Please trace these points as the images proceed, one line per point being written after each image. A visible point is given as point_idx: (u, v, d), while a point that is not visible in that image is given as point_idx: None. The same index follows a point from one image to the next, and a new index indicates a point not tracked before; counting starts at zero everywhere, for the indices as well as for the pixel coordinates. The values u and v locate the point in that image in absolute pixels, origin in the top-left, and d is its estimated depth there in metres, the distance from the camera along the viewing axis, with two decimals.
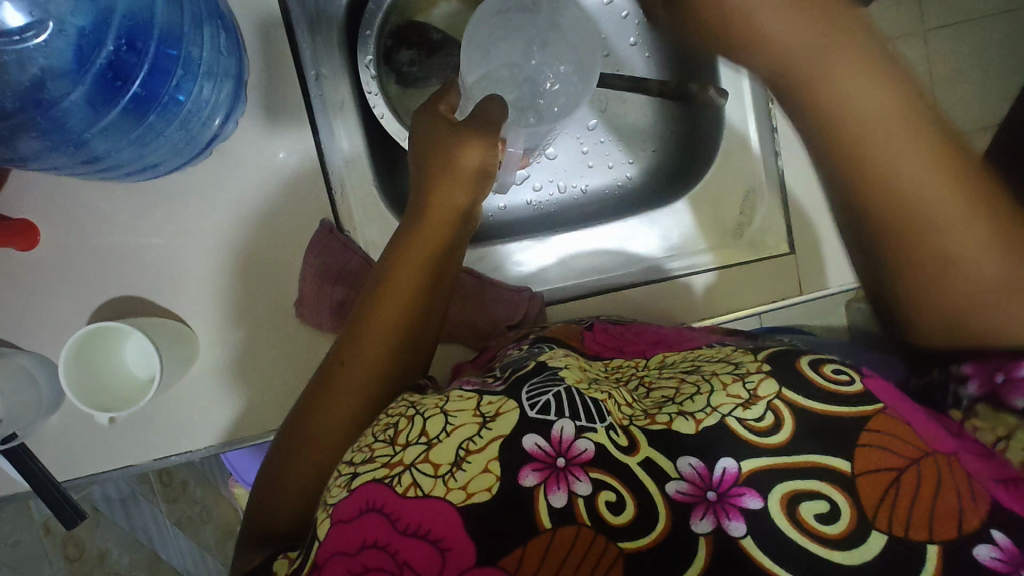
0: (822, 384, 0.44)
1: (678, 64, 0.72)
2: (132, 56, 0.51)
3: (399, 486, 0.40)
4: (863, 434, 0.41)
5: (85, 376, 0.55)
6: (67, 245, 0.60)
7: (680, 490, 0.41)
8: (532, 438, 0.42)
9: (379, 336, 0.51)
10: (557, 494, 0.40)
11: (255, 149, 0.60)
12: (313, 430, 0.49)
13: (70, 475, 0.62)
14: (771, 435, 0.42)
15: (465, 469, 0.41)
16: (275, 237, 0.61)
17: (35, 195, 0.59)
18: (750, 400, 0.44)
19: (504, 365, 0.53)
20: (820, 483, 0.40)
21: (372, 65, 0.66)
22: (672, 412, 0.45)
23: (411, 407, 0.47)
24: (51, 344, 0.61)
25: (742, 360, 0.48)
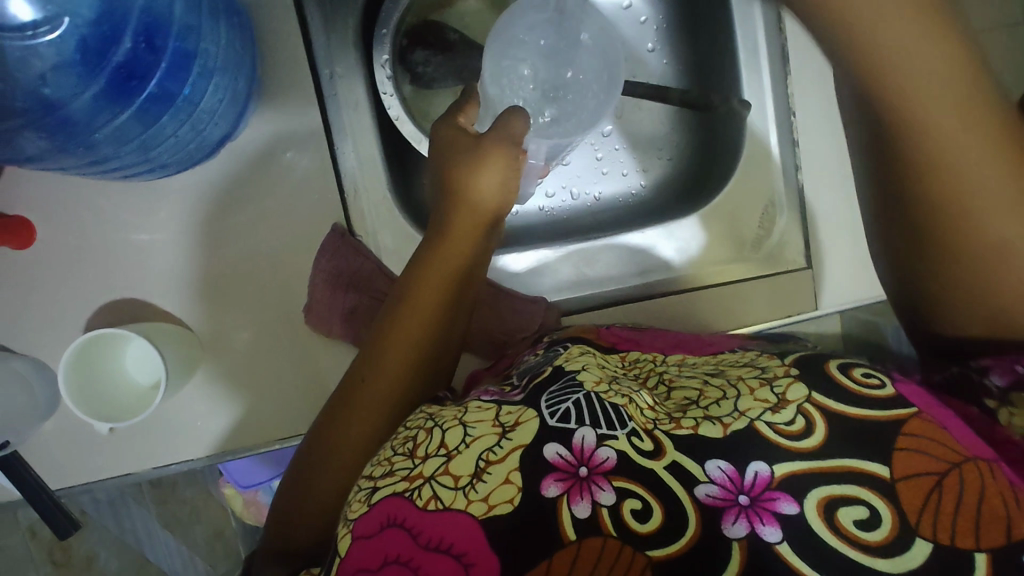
0: (853, 389, 0.42)
1: (696, 72, 0.71)
2: (149, 55, 0.49)
3: (419, 499, 0.40)
4: (902, 437, 0.39)
5: (86, 383, 0.53)
6: (66, 243, 0.57)
7: (710, 494, 0.40)
8: (552, 448, 0.41)
9: (402, 348, 0.49)
10: (581, 505, 0.39)
11: (267, 149, 0.58)
12: (335, 447, 0.47)
13: (61, 484, 0.60)
14: (801, 440, 0.41)
15: (486, 481, 0.41)
16: (285, 238, 0.59)
17: (32, 192, 0.56)
18: (779, 404, 0.43)
19: (521, 371, 0.53)
20: (857, 488, 0.39)
21: (388, 65, 0.63)
22: (698, 417, 0.44)
23: (430, 419, 0.46)
24: (46, 347, 0.58)
25: (768, 364, 0.47)
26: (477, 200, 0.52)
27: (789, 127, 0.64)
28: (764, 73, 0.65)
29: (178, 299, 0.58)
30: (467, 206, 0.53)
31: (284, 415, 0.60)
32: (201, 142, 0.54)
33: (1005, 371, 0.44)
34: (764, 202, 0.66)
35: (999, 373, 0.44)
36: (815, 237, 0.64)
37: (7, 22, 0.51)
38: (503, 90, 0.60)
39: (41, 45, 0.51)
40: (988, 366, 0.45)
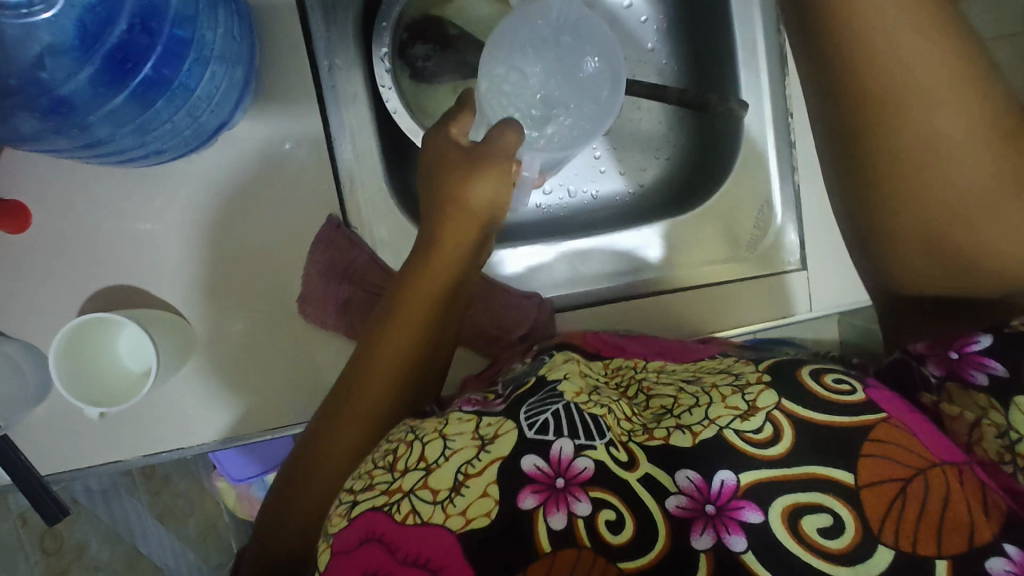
0: (824, 395, 0.43)
1: (695, 72, 0.71)
2: (144, 39, 0.48)
3: (398, 514, 0.40)
4: (867, 445, 0.40)
5: (76, 369, 0.53)
6: (60, 229, 0.57)
7: (679, 505, 0.40)
8: (530, 459, 0.41)
9: (385, 365, 0.50)
10: (556, 516, 0.39)
11: (264, 139, 0.58)
12: (316, 462, 0.48)
13: (52, 468, 0.60)
14: (768, 448, 0.41)
15: (465, 494, 0.41)
16: (279, 230, 0.59)
17: (28, 177, 0.57)
18: (748, 412, 0.43)
19: (508, 380, 0.53)
20: (821, 495, 0.39)
21: (388, 58, 0.64)
22: (670, 426, 0.44)
23: (411, 431, 0.46)
24: (39, 332, 0.58)
25: (742, 371, 0.48)
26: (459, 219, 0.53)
27: (786, 129, 0.65)
28: (763, 74, 0.65)
29: (172, 288, 0.58)
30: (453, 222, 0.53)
31: (274, 407, 0.60)
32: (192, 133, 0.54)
33: (941, 361, 0.46)
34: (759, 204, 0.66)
35: (936, 364, 0.46)
36: (809, 241, 0.65)
37: None
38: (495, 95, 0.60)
39: (38, 25, 0.50)
40: (926, 356, 0.47)
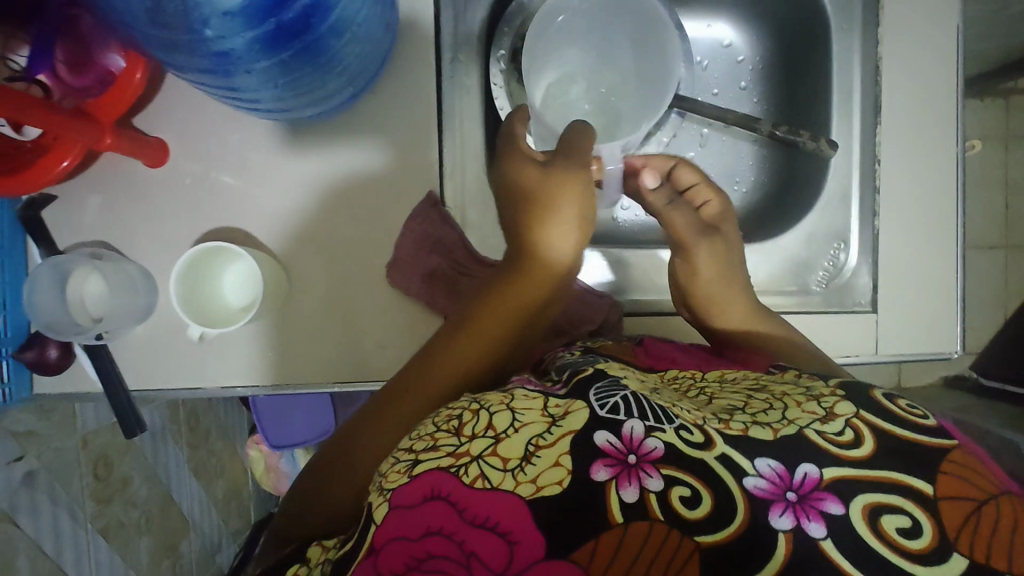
0: (900, 414, 0.42)
1: (783, 113, 0.75)
2: (308, 24, 0.50)
3: (466, 476, 0.39)
4: (946, 462, 0.39)
5: (192, 292, 0.60)
6: (189, 167, 0.63)
7: (758, 486, 0.39)
8: (602, 436, 0.41)
9: (463, 356, 0.53)
10: (629, 489, 0.39)
11: (383, 116, 0.64)
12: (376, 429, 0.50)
13: (137, 384, 0.64)
14: (851, 450, 0.40)
15: (535, 464, 0.40)
16: (381, 197, 0.64)
17: (171, 118, 0.63)
18: (827, 416, 0.43)
19: (560, 368, 0.54)
20: (901, 498, 0.38)
21: (503, 60, 0.70)
22: (746, 421, 0.43)
23: (475, 401, 0.46)
24: (152, 257, 0.64)
25: (813, 384, 0.48)
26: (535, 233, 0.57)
27: (872, 175, 0.67)
28: (855, 120, 0.68)
29: (278, 235, 0.63)
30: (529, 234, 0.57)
31: (348, 360, 0.64)
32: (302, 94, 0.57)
33: None
34: (833, 239, 0.69)
35: None
36: (881, 285, 0.67)
37: None
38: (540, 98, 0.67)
39: None
40: None
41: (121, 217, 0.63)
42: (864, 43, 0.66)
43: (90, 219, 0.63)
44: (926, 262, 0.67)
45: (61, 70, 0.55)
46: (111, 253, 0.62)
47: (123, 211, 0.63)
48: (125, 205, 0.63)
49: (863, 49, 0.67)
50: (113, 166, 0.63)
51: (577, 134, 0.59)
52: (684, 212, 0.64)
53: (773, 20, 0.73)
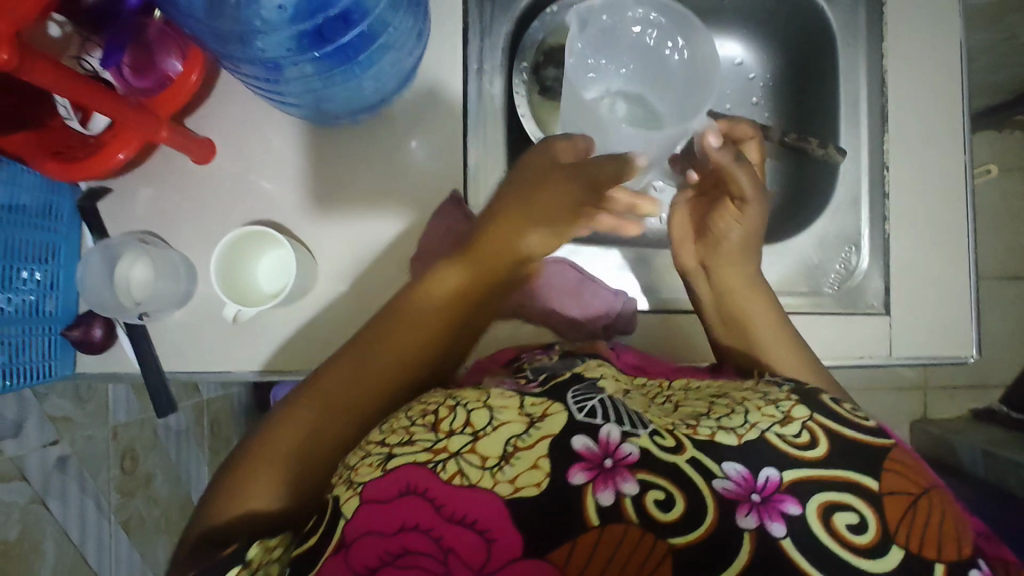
0: (844, 414, 0.44)
1: (795, 125, 0.78)
2: (345, 25, 0.57)
3: (443, 473, 0.39)
4: (887, 461, 0.41)
5: (230, 273, 0.65)
6: (232, 164, 0.69)
7: (725, 488, 0.39)
8: (579, 440, 0.41)
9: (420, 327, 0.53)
10: (605, 492, 0.38)
11: (413, 118, 0.68)
12: (323, 391, 0.49)
13: (171, 365, 0.68)
14: (810, 450, 0.41)
15: (513, 465, 0.40)
16: (409, 193, 0.68)
17: (218, 119, 0.69)
18: (785, 419, 0.44)
19: (535, 368, 0.54)
20: (848, 492, 0.39)
21: (525, 71, 0.75)
22: (713, 426, 0.44)
23: (451, 399, 0.46)
24: (192, 247, 0.68)
25: (771, 390, 0.49)
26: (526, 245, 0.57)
27: (881, 180, 0.69)
28: (863, 128, 0.70)
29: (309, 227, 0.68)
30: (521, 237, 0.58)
31: None
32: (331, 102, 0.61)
33: None
34: (843, 242, 0.71)
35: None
36: (894, 288, 0.68)
37: None
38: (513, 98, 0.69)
39: None
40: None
41: (168, 209, 0.68)
42: (870, 56, 0.70)
43: (140, 210, 0.68)
44: (938, 266, 0.68)
45: (126, 72, 0.62)
46: (155, 238, 0.67)
47: (169, 203, 0.68)
48: (172, 198, 0.68)
49: (868, 61, 0.70)
50: (164, 162, 0.68)
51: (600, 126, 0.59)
52: (748, 170, 0.64)
53: (782, 38, 0.77)
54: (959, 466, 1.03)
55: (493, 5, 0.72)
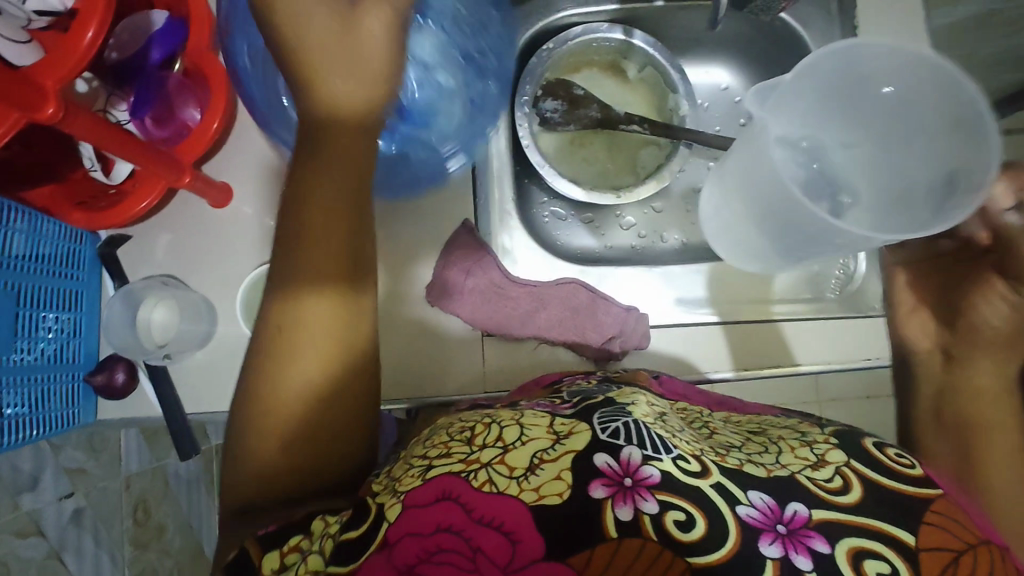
0: (888, 464, 0.45)
1: None
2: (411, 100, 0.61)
3: (475, 481, 0.42)
4: (929, 513, 0.42)
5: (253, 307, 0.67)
6: (249, 206, 0.71)
7: (750, 515, 0.41)
8: (602, 457, 0.42)
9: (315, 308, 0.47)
10: (623, 508, 0.40)
11: None
12: (273, 395, 0.46)
13: (195, 407, 0.68)
14: (840, 496, 0.42)
15: (539, 474, 0.42)
16: (420, 222, 0.71)
17: (235, 164, 0.72)
18: (818, 463, 0.45)
19: (573, 390, 0.55)
20: (882, 543, 0.40)
21: (527, 105, 0.77)
22: (742, 458, 0.46)
23: (488, 417, 0.49)
24: (211, 288, 0.69)
25: (809, 431, 0.50)
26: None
27: None
28: None
29: None
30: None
31: (393, 378, 0.68)
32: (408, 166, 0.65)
33: None
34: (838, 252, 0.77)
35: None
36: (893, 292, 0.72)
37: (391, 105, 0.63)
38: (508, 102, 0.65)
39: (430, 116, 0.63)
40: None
41: (186, 252, 0.70)
42: None
43: (161, 255, 0.70)
44: None
45: (149, 123, 0.66)
46: (177, 281, 0.69)
47: (191, 247, 0.70)
48: (191, 241, 0.70)
49: None
50: (185, 207, 0.71)
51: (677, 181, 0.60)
52: None
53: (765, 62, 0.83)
54: None
55: None
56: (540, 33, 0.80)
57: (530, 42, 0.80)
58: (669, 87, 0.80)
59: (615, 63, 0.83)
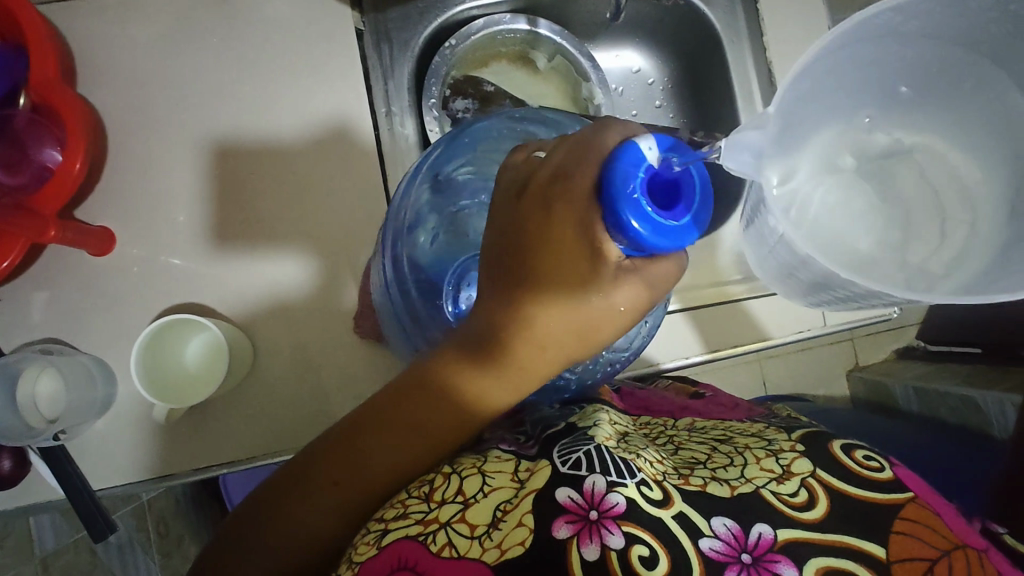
0: (855, 469, 0.46)
1: (700, 121, 0.84)
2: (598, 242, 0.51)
3: (434, 544, 0.42)
4: (898, 522, 0.43)
5: (152, 365, 0.61)
6: (136, 252, 0.65)
7: (713, 548, 0.41)
8: (564, 491, 0.42)
9: (441, 410, 0.48)
10: (590, 547, 0.40)
11: (330, 171, 0.67)
12: (340, 467, 0.48)
13: (103, 483, 0.62)
14: (805, 511, 0.44)
15: (501, 529, 0.42)
16: (337, 251, 0.67)
17: (115, 206, 0.65)
18: (784, 475, 0.46)
19: (536, 422, 0.57)
20: (852, 563, 0.41)
21: (435, 107, 0.71)
22: (706, 476, 0.46)
23: (448, 465, 0.48)
24: (105, 347, 0.63)
25: (776, 438, 0.51)
26: (650, 285, 0.44)
27: None
28: (760, 115, 0.75)
29: (238, 306, 0.65)
30: (574, 261, 0.43)
31: (323, 415, 0.65)
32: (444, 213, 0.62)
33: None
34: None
35: None
36: None
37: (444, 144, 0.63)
38: (571, 130, 0.61)
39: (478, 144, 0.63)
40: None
41: (70, 310, 0.63)
42: (754, 48, 0.75)
43: (40, 316, 0.63)
44: None
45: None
46: (64, 348, 0.61)
47: (72, 304, 0.63)
48: (74, 297, 0.63)
49: (754, 54, 0.75)
50: (60, 262, 0.64)
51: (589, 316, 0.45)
52: None
53: (673, 41, 0.83)
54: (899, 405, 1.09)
55: (391, 47, 0.72)
56: (442, 28, 0.75)
57: (432, 38, 0.75)
58: (581, 75, 0.78)
59: (523, 54, 0.80)
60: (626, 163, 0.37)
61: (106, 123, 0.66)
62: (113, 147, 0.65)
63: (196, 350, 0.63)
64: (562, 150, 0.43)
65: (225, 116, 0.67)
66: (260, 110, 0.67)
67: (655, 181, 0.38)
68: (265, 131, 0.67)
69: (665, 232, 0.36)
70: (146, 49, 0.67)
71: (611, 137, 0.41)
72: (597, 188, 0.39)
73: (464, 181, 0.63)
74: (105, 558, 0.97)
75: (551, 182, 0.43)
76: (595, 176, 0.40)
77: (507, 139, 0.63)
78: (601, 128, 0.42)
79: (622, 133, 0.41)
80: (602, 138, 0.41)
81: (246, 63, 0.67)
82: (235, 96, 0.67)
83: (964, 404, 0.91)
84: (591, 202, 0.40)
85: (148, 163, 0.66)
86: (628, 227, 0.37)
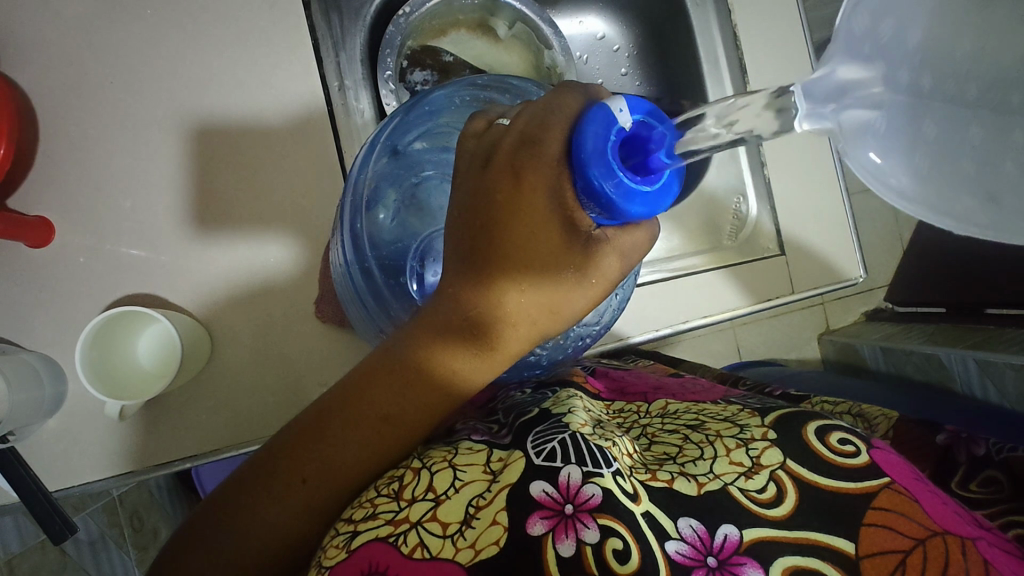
0: (828, 457, 0.46)
1: (667, 88, 0.83)
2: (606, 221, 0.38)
3: (405, 546, 0.40)
4: (869, 513, 0.43)
5: (98, 360, 0.58)
6: (77, 244, 0.61)
7: (680, 551, 0.41)
8: (539, 486, 0.41)
9: (403, 398, 0.47)
10: (565, 543, 0.39)
11: (285, 152, 0.65)
12: (308, 456, 0.47)
13: (58, 485, 0.60)
14: (772, 508, 0.44)
15: (475, 527, 0.41)
16: (298, 236, 0.65)
17: (51, 196, 0.61)
18: (753, 469, 0.46)
19: (508, 410, 0.56)
20: (819, 561, 0.42)
21: (392, 80, 0.68)
22: (674, 471, 0.46)
23: (419, 459, 0.47)
24: (54, 345, 0.61)
25: (747, 424, 0.51)
26: (622, 253, 0.43)
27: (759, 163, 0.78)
28: (726, 82, 0.75)
29: (193, 297, 0.62)
30: (543, 231, 0.40)
31: (288, 405, 0.63)
32: (404, 186, 0.61)
33: None
34: (733, 193, 0.82)
35: None
36: (782, 231, 0.77)
37: (404, 119, 0.59)
38: (533, 96, 0.59)
39: (443, 117, 0.60)
40: None
41: (10, 308, 0.60)
42: (719, 15, 0.74)
43: None
44: (815, 199, 0.77)
45: None
46: (7, 347, 0.58)
47: (12, 299, 0.60)
48: (14, 294, 0.60)
49: (719, 18, 0.74)
50: None
51: (558, 296, 0.44)
52: None
53: (638, 7, 0.81)
54: (867, 365, 1.11)
55: (341, 15, 0.69)
56: None
57: (385, 6, 0.72)
58: (543, 43, 0.74)
59: (483, 21, 0.77)
60: (596, 126, 0.35)
61: (33, 104, 0.61)
62: (44, 132, 0.61)
63: (148, 343, 0.61)
64: (522, 115, 0.40)
65: (166, 95, 0.63)
66: (204, 90, 0.63)
67: (628, 144, 0.35)
68: (210, 110, 0.63)
69: (637, 198, 0.34)
70: (73, 23, 0.62)
71: (570, 98, 0.39)
72: (567, 155, 0.37)
73: (421, 154, 0.61)
74: (76, 557, 0.96)
75: (516, 150, 0.39)
76: (565, 138, 0.37)
77: (465, 107, 0.60)
78: (558, 91, 0.40)
79: (581, 94, 0.39)
80: (563, 98, 0.39)
81: (185, 37, 0.63)
82: (174, 73, 0.63)
83: (928, 361, 0.95)
84: (560, 168, 0.37)
85: (84, 148, 0.62)
86: (600, 190, 0.34)
